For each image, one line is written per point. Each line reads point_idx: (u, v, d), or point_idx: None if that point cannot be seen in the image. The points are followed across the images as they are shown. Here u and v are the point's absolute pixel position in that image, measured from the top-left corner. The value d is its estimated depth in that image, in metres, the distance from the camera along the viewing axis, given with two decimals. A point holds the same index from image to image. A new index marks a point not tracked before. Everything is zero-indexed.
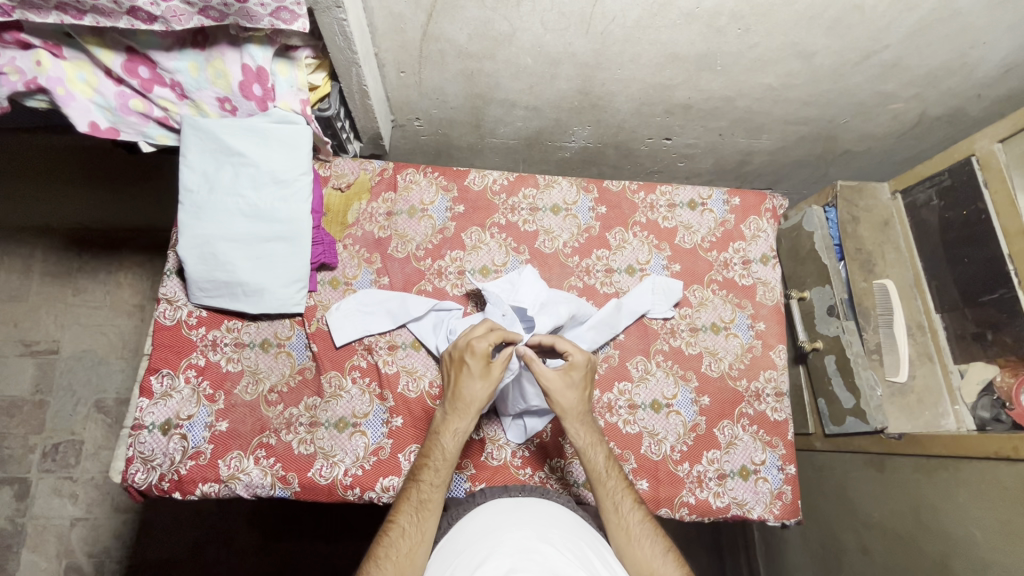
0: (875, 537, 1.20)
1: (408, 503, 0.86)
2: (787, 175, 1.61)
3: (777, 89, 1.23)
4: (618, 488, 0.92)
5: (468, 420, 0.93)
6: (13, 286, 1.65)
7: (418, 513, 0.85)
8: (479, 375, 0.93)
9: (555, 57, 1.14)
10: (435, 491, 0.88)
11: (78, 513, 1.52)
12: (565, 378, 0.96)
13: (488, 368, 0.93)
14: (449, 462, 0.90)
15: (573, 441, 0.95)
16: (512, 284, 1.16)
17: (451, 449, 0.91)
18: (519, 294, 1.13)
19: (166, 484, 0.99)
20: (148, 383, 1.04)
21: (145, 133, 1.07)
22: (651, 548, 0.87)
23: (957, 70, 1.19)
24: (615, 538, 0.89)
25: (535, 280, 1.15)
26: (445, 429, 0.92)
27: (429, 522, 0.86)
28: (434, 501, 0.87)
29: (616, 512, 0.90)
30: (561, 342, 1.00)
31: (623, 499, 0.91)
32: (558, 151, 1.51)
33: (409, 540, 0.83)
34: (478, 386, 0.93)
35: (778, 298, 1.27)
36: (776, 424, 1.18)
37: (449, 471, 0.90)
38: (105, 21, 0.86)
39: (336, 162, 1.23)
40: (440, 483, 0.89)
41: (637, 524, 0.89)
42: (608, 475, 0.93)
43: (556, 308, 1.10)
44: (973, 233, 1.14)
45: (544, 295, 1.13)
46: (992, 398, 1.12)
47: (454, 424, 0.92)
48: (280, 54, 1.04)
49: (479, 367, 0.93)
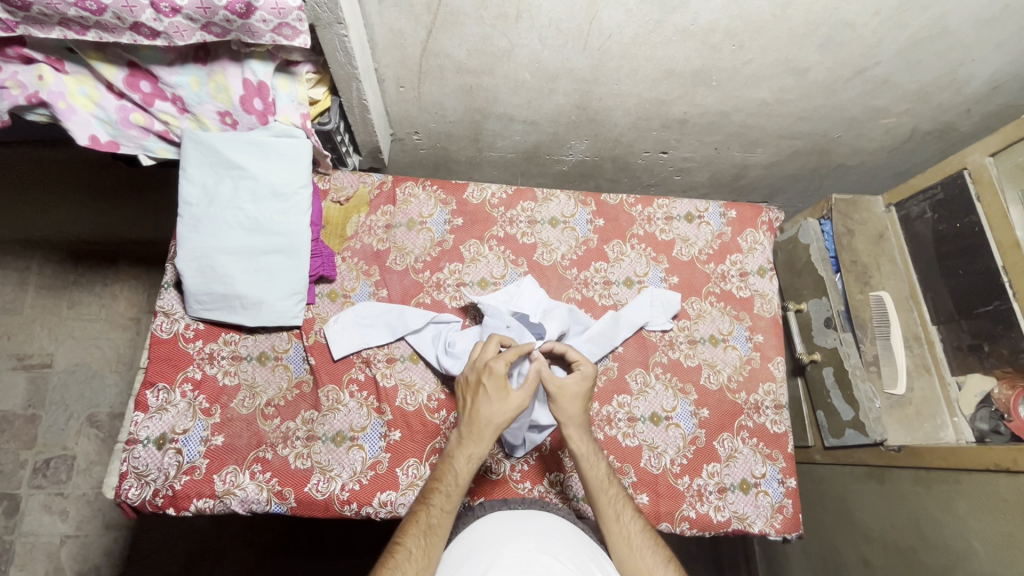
0: (876, 551, 1.19)
1: (416, 526, 0.83)
2: (782, 189, 1.63)
3: (772, 103, 1.25)
4: (618, 498, 0.92)
5: (486, 446, 0.90)
6: (7, 298, 1.64)
7: (426, 537, 0.82)
8: (500, 398, 0.91)
9: (552, 72, 1.15)
10: (444, 517, 0.85)
11: (68, 530, 1.50)
12: (572, 390, 0.95)
13: (509, 391, 0.92)
14: (461, 487, 0.88)
15: (573, 449, 0.94)
16: (512, 293, 1.17)
17: (465, 475, 0.89)
18: (522, 301, 1.15)
19: (159, 501, 0.98)
20: (144, 397, 1.03)
21: (145, 147, 1.08)
22: (652, 557, 0.86)
23: (948, 86, 1.21)
24: (617, 547, 0.88)
25: (535, 289, 1.17)
26: (460, 454, 0.90)
27: (437, 548, 0.83)
28: (443, 526, 0.84)
29: (616, 520, 0.89)
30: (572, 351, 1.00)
31: (624, 508, 0.91)
32: (555, 165, 1.53)
33: (416, 565, 0.80)
34: (496, 411, 0.91)
35: (776, 310, 1.27)
36: (776, 436, 1.17)
37: (459, 497, 0.88)
38: (108, 36, 0.87)
39: (336, 176, 1.24)
40: (450, 508, 0.86)
41: (639, 532, 0.88)
42: (608, 485, 0.92)
43: (558, 312, 1.14)
44: (968, 245, 1.15)
45: (545, 302, 1.16)
46: (989, 410, 1.13)
47: (470, 450, 0.90)
48: (281, 69, 1.05)
49: (496, 389, 0.92)
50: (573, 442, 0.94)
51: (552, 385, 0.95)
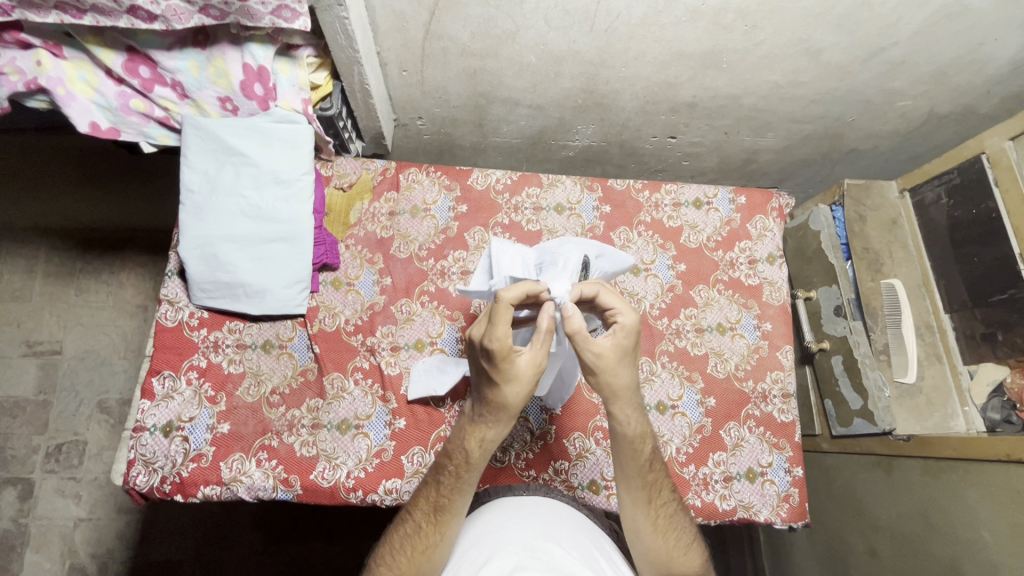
0: (882, 539, 1.18)
1: (426, 500, 0.80)
2: (792, 174, 1.59)
3: (784, 86, 1.22)
4: (657, 483, 0.82)
5: (506, 425, 0.76)
6: (15, 286, 1.65)
7: (435, 515, 0.79)
8: (509, 378, 0.71)
9: (559, 55, 1.13)
10: (454, 496, 0.79)
11: (81, 513, 1.52)
12: (613, 351, 0.75)
13: (534, 356, 0.72)
14: (478, 467, 0.79)
15: (616, 426, 0.79)
16: (492, 270, 0.98)
17: (478, 458, 0.78)
18: (509, 267, 0.97)
19: (167, 487, 0.99)
20: (150, 385, 1.03)
21: (145, 134, 1.06)
22: (681, 534, 0.83)
23: (967, 67, 1.17)
24: (641, 527, 0.81)
25: (510, 246, 1.01)
26: (473, 437, 0.77)
27: (450, 526, 0.79)
28: (455, 505, 0.79)
29: (648, 504, 0.82)
30: (607, 295, 0.78)
31: (658, 493, 0.82)
32: (562, 150, 1.50)
33: (423, 539, 0.78)
34: (511, 391, 0.72)
35: (785, 298, 1.25)
36: (783, 426, 1.16)
37: (473, 478, 0.79)
38: (105, 20, 0.85)
39: (338, 162, 1.23)
40: (466, 490, 0.80)
41: (669, 516, 0.82)
42: (645, 471, 0.81)
43: (563, 256, 0.94)
44: (983, 232, 1.13)
45: (532, 255, 1.00)
46: (1001, 400, 1.11)
47: (484, 432, 0.77)
48: (280, 53, 1.03)
49: (508, 367, 0.71)
50: (619, 417, 0.79)
51: (590, 354, 0.75)
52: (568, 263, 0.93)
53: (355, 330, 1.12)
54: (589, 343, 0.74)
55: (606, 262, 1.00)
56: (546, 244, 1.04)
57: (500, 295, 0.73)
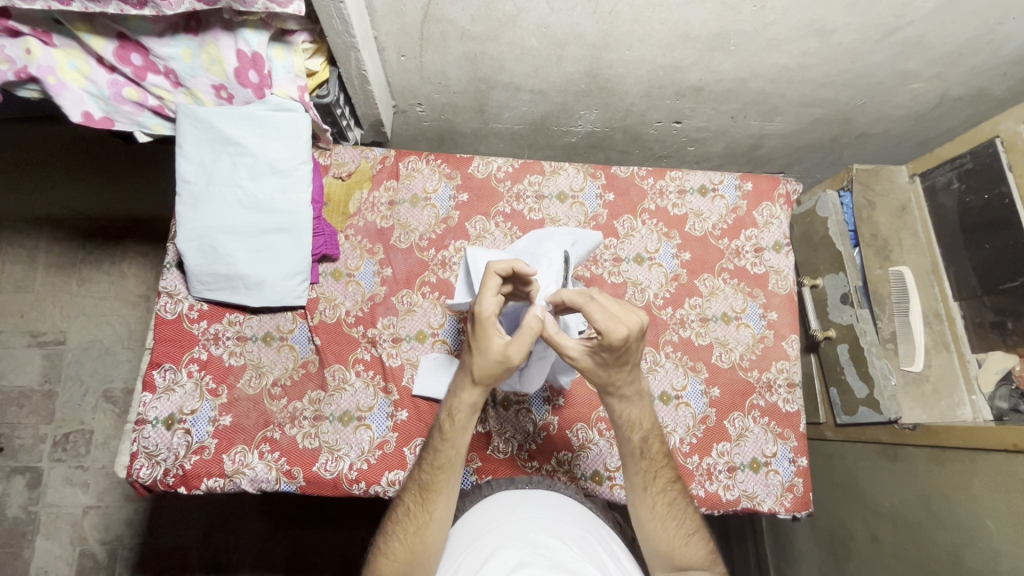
0: (885, 527, 1.18)
1: (412, 482, 0.81)
2: (800, 159, 1.56)
3: (793, 69, 1.18)
4: (653, 468, 0.82)
5: (475, 398, 0.76)
6: (17, 276, 1.65)
7: (421, 495, 0.79)
8: (479, 349, 0.72)
9: (561, 38, 1.10)
10: (437, 473, 0.79)
11: (89, 501, 1.54)
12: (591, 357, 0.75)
13: (504, 343, 0.72)
14: (458, 441, 0.78)
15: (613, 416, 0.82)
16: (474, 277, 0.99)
17: (455, 430, 0.77)
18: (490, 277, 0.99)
19: (171, 480, 0.99)
20: (151, 377, 1.03)
21: (140, 123, 1.04)
22: (681, 522, 0.82)
23: (984, 47, 1.13)
24: (640, 515, 0.82)
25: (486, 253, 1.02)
26: (448, 409, 0.78)
27: (437, 505, 0.79)
28: (440, 484, 0.79)
29: (644, 491, 0.82)
30: (592, 312, 0.72)
31: (654, 479, 0.82)
32: (565, 136, 1.47)
33: (414, 521, 0.78)
34: (477, 363, 0.73)
35: (791, 287, 1.23)
36: (788, 415, 1.15)
37: (455, 454, 0.78)
38: (94, 6, 0.83)
39: (336, 150, 1.20)
40: (448, 467, 0.79)
41: (668, 504, 0.82)
42: (643, 455, 0.82)
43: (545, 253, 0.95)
44: (996, 219, 1.10)
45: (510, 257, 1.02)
46: (1009, 389, 1.11)
47: (457, 403, 0.77)
48: (275, 39, 1.00)
49: (479, 338, 0.72)
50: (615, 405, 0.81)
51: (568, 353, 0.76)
52: (551, 262, 0.94)
53: (356, 322, 1.11)
54: (567, 344, 0.76)
55: (581, 247, 1.02)
56: (521, 247, 1.04)
57: (490, 265, 0.76)
